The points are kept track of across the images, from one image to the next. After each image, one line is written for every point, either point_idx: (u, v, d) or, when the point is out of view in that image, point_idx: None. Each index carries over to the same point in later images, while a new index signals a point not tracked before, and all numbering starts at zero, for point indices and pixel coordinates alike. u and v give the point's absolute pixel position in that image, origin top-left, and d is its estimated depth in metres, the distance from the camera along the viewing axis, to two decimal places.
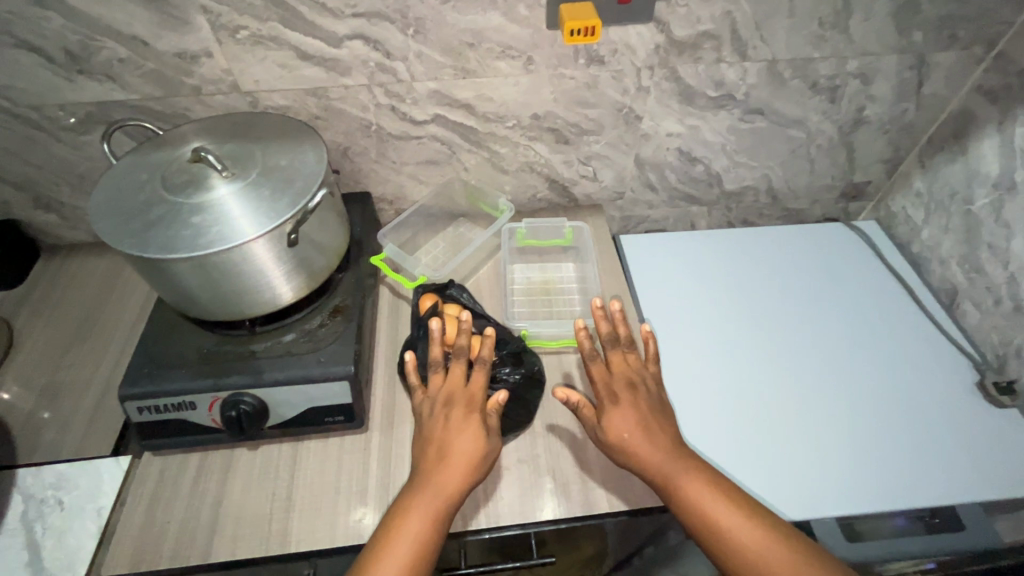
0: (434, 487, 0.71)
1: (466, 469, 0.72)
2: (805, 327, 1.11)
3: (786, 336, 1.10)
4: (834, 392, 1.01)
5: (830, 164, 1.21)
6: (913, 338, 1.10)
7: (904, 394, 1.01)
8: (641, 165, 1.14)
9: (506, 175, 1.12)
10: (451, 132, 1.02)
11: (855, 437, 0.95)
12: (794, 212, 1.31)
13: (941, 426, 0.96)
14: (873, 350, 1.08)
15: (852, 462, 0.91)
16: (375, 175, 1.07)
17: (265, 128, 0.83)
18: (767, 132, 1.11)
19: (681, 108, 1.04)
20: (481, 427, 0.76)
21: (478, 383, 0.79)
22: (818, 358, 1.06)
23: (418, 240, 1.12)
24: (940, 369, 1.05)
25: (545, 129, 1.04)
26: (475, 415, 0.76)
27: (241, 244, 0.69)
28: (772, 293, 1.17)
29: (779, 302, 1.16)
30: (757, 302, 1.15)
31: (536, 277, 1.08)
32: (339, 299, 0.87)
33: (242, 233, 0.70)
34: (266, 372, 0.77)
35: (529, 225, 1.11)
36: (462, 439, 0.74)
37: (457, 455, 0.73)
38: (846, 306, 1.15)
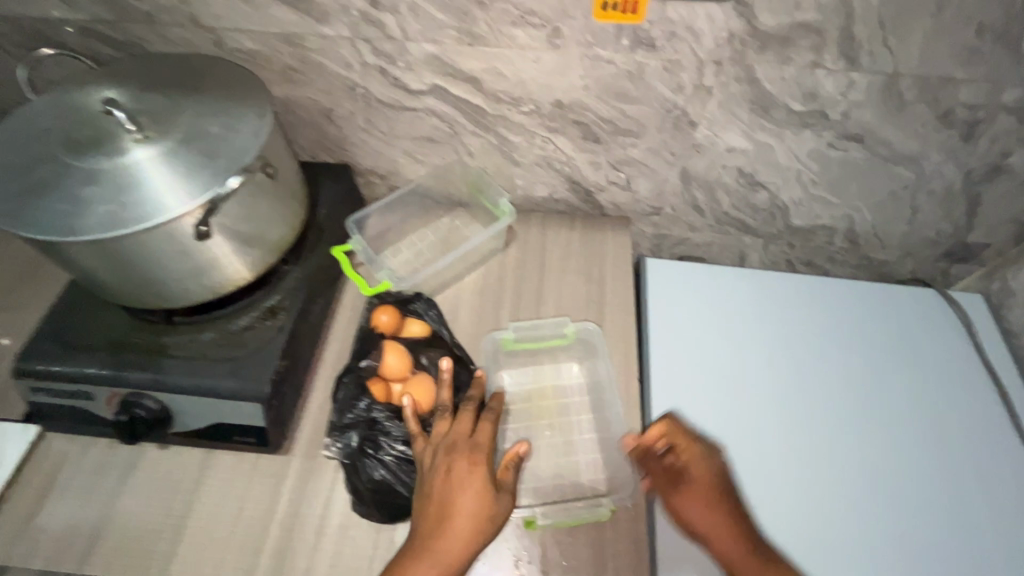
0: (433, 558, 0.57)
1: (475, 532, 0.59)
2: (852, 398, 0.88)
3: (825, 404, 0.87)
4: (864, 477, 0.80)
5: (939, 216, 0.93)
6: (985, 442, 0.85)
7: (947, 504, 0.79)
8: (688, 180, 0.91)
9: (518, 168, 0.92)
10: (453, 108, 0.83)
11: (866, 521, 0.76)
12: (876, 264, 1.04)
13: (979, 558, 0.75)
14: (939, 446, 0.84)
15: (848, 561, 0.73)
16: (363, 146, 0.91)
17: (211, 79, 0.67)
18: (863, 165, 0.85)
19: (751, 119, 0.79)
20: (486, 482, 0.62)
21: (485, 435, 0.66)
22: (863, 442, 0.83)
23: (403, 227, 0.95)
24: (1006, 489, 0.81)
25: (570, 121, 0.83)
26: (480, 468, 0.63)
27: (125, 233, 0.55)
28: (816, 348, 0.93)
29: (822, 359, 0.92)
30: (796, 356, 0.92)
31: (531, 390, 0.81)
32: (276, 298, 0.73)
33: (128, 219, 0.55)
34: (171, 376, 0.66)
35: (517, 329, 0.83)
36: (466, 500, 0.60)
37: (460, 512, 0.60)
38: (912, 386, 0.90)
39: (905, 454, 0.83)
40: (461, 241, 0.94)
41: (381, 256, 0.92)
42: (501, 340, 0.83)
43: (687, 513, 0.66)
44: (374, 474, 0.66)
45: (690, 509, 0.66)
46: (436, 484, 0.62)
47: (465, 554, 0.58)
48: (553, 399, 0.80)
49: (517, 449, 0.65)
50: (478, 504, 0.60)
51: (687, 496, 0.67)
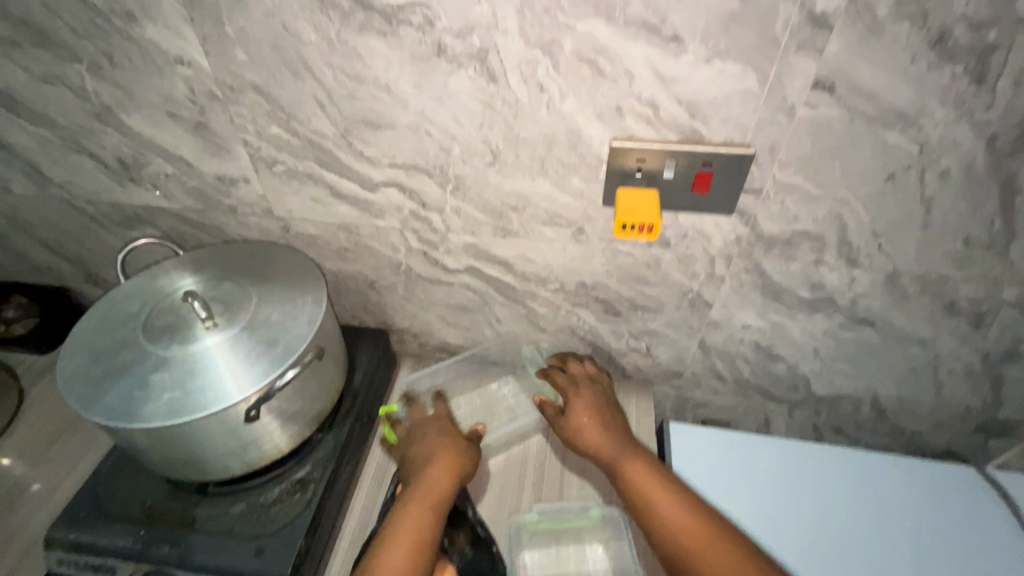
0: (426, 493, 0.73)
1: (451, 471, 0.76)
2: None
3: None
4: None
5: (964, 392, 0.93)
6: None
7: None
8: (706, 350, 0.95)
9: (544, 333, 0.98)
10: (485, 283, 0.91)
11: None
12: (907, 434, 1.02)
13: None
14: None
15: None
16: (400, 311, 0.99)
17: (275, 266, 0.77)
18: (877, 345, 0.88)
19: (764, 302, 0.85)
20: (459, 441, 0.81)
21: (445, 412, 0.87)
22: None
23: (448, 387, 1.00)
24: None
25: (593, 298, 0.90)
26: (453, 432, 0.82)
27: (184, 422, 0.61)
28: (858, 528, 0.90)
29: (872, 548, 0.88)
30: (845, 543, 0.88)
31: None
32: (307, 469, 0.75)
33: (189, 407, 0.61)
34: (196, 553, 0.66)
35: (541, 513, 0.82)
36: (441, 455, 0.78)
37: (442, 463, 0.76)
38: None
39: None
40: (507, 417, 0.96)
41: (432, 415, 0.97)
42: (525, 521, 0.82)
43: (578, 415, 0.84)
44: None
45: (581, 417, 0.84)
46: (421, 453, 0.79)
47: (448, 490, 0.74)
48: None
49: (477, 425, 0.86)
50: (453, 451, 0.78)
51: (574, 412, 0.85)
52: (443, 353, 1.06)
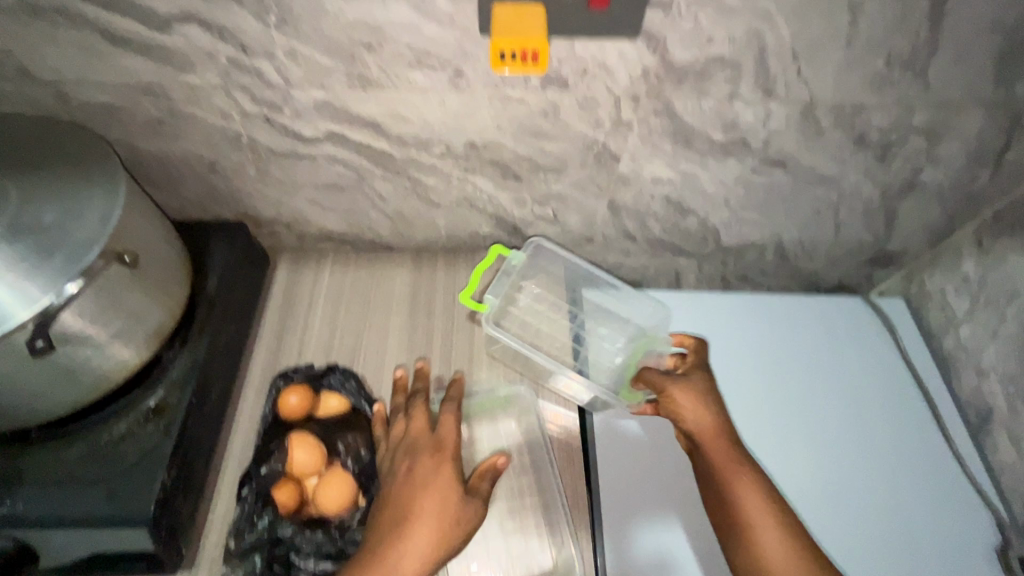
0: (393, 558, 0.54)
1: (437, 534, 0.56)
2: (806, 440, 0.87)
3: (779, 442, 0.87)
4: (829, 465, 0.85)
5: (861, 228, 0.94)
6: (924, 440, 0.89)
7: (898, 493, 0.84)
8: (616, 211, 0.88)
9: (438, 209, 0.86)
10: (355, 154, 0.75)
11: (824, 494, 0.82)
12: (805, 275, 1.06)
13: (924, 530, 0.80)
14: (885, 491, 0.84)
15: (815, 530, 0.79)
16: (261, 198, 0.82)
17: (46, 147, 0.56)
18: (786, 188, 0.84)
19: (674, 150, 0.76)
20: (454, 485, 0.59)
21: (448, 426, 0.64)
22: (816, 489, 0.83)
23: (334, 286, 0.89)
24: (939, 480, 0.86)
25: (486, 161, 0.77)
26: (447, 466, 0.60)
27: None
28: (772, 361, 0.95)
29: (775, 390, 0.92)
30: (748, 389, 0.92)
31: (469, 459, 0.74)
32: (161, 395, 0.63)
33: None
34: (29, 507, 0.55)
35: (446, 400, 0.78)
36: (428, 504, 0.57)
37: (420, 518, 0.56)
38: (862, 422, 0.90)
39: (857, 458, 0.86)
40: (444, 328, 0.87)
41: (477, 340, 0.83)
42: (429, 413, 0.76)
43: (678, 405, 0.73)
44: None
45: (688, 414, 0.72)
46: (398, 485, 0.59)
47: (430, 546, 0.55)
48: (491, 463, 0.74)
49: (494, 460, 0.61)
50: (446, 509, 0.57)
51: (674, 403, 0.73)
52: (327, 244, 0.92)
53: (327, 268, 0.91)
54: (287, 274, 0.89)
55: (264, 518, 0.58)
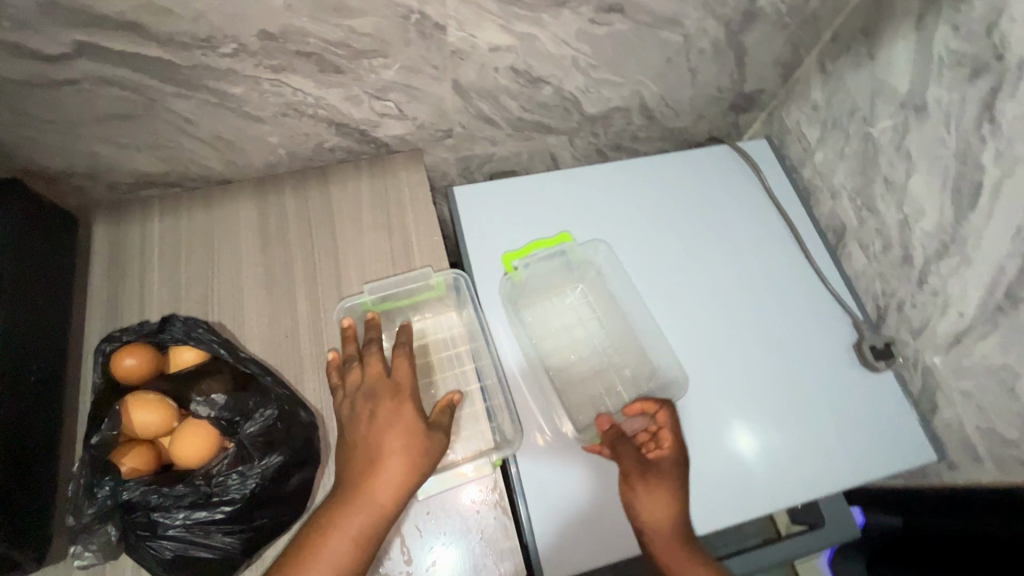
0: (370, 498, 0.57)
1: (410, 471, 0.58)
2: (697, 303, 0.89)
3: (671, 310, 0.89)
4: (723, 300, 0.90)
5: (716, 71, 0.93)
6: (792, 264, 0.95)
7: (779, 314, 0.90)
8: (465, 93, 0.81)
9: (264, 123, 0.76)
10: (127, 68, 0.62)
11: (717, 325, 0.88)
12: (674, 131, 1.06)
13: (795, 342, 0.88)
14: (768, 334, 0.88)
15: (710, 363, 0.85)
16: (37, 145, 0.68)
17: None
18: (631, 37, 0.80)
19: (501, 9, 0.69)
20: (419, 420, 0.61)
21: (403, 370, 0.65)
22: (707, 346, 0.86)
23: (169, 233, 0.78)
24: (808, 296, 0.93)
25: (294, 55, 0.66)
26: (408, 405, 0.62)
27: None
28: (660, 213, 0.97)
29: (663, 258, 0.93)
30: (637, 261, 0.92)
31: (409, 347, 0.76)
32: None
33: None
34: None
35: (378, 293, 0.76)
36: (392, 474, 0.58)
37: (389, 457, 0.58)
38: (745, 272, 0.93)
39: (742, 291, 0.92)
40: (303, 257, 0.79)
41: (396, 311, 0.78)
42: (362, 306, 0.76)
43: (636, 497, 0.71)
44: (165, 553, 0.52)
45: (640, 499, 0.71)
46: (363, 416, 0.61)
47: (396, 502, 0.57)
48: (434, 352, 0.77)
49: (450, 396, 0.67)
50: (411, 440, 0.59)
51: (632, 489, 0.72)
52: (152, 189, 0.80)
53: (155, 216, 0.80)
54: (109, 233, 0.78)
55: (105, 487, 0.52)
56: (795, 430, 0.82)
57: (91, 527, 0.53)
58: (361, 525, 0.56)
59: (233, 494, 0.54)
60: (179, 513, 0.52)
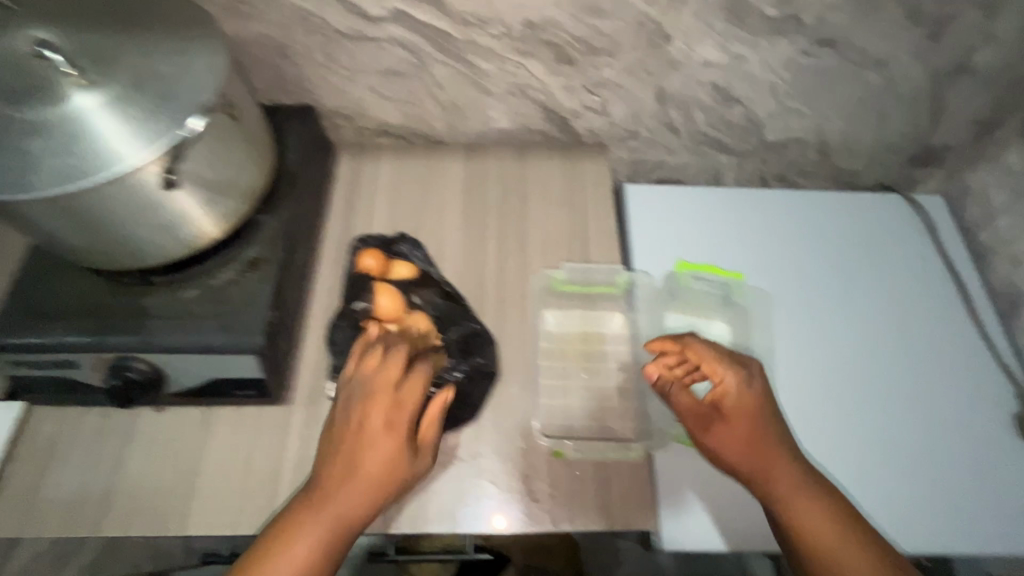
0: (331, 510, 0.57)
1: (375, 493, 0.58)
2: (838, 344, 0.89)
3: (807, 339, 0.89)
4: (865, 346, 0.89)
5: (907, 120, 0.95)
6: (949, 321, 0.93)
7: (927, 369, 0.88)
8: (663, 100, 0.91)
9: (491, 98, 0.90)
10: (418, 35, 0.78)
11: (856, 367, 0.87)
12: (844, 172, 1.08)
13: (942, 398, 0.86)
14: (895, 385, 0.86)
15: (846, 400, 0.84)
16: (325, 85, 0.86)
17: (148, 11, 0.61)
18: (835, 72, 0.85)
19: (726, 29, 0.78)
20: (404, 448, 0.61)
21: (412, 390, 0.63)
22: (828, 385, 0.85)
23: (394, 173, 0.95)
24: (965, 355, 0.90)
25: (541, 43, 0.80)
26: (399, 432, 0.61)
27: (107, 178, 0.52)
28: (812, 248, 0.98)
29: (792, 293, 0.93)
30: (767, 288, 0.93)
31: (574, 329, 0.82)
32: (257, 250, 0.71)
33: (103, 168, 0.52)
34: (157, 336, 0.64)
35: (572, 274, 0.85)
36: (343, 499, 0.58)
37: (364, 475, 0.58)
38: (877, 322, 0.92)
39: (889, 338, 0.90)
40: (498, 213, 0.91)
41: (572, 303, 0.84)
42: (553, 279, 0.85)
43: (720, 442, 0.66)
44: None
45: (728, 444, 0.66)
46: (348, 420, 0.62)
47: (354, 521, 0.58)
48: (592, 342, 0.81)
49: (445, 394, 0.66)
50: (389, 466, 0.60)
51: (714, 433, 0.67)
52: (383, 138, 0.97)
53: (385, 159, 0.96)
54: (349, 164, 0.95)
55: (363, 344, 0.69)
56: (931, 489, 0.79)
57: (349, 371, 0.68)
58: (325, 533, 0.56)
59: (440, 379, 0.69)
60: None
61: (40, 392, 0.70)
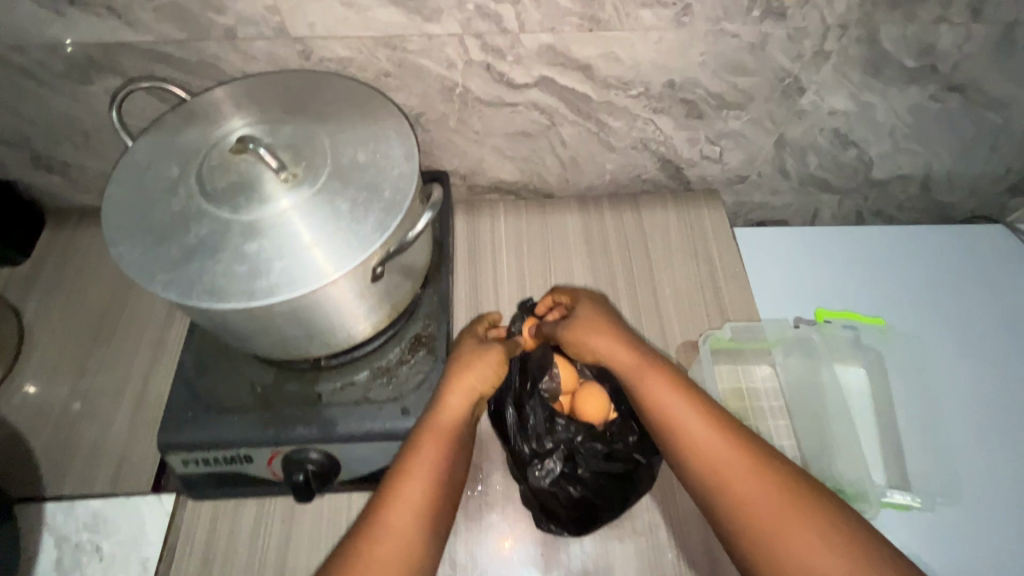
0: (404, 498, 0.55)
1: (438, 461, 0.57)
2: (985, 389, 0.86)
3: (954, 386, 0.86)
4: (1010, 389, 0.86)
5: (1013, 154, 0.96)
6: None
7: None
8: (781, 146, 0.91)
9: (612, 153, 0.89)
10: (557, 98, 0.79)
11: (1008, 413, 0.83)
12: (941, 205, 1.07)
13: None
14: None
15: (1005, 450, 0.80)
16: (449, 147, 0.85)
17: (328, 98, 0.61)
18: (956, 114, 0.87)
19: (861, 80, 0.80)
20: (461, 367, 0.63)
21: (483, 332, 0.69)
22: (983, 433, 0.82)
23: (509, 231, 0.93)
24: None
25: (678, 100, 0.80)
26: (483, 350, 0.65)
27: (331, 278, 0.50)
28: (936, 286, 0.95)
29: (925, 337, 0.90)
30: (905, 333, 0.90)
31: (725, 385, 0.81)
32: (422, 326, 0.69)
33: (326, 268, 0.50)
34: (339, 425, 0.62)
35: (733, 330, 0.82)
36: (428, 454, 0.57)
37: (423, 453, 0.57)
38: (1020, 368, 0.87)
39: None
40: (622, 268, 0.90)
41: (721, 359, 0.83)
42: (714, 338, 0.82)
43: (581, 343, 0.68)
44: (571, 491, 0.63)
45: (587, 345, 0.67)
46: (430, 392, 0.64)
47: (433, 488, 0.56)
48: (747, 399, 0.80)
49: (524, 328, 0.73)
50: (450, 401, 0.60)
51: (572, 335, 0.69)
52: (494, 195, 0.96)
53: (500, 216, 0.95)
54: (465, 223, 0.94)
55: (560, 423, 0.64)
56: None
57: (542, 455, 0.63)
58: (405, 521, 0.54)
59: (628, 454, 0.65)
60: (594, 459, 0.64)
61: (199, 487, 0.67)
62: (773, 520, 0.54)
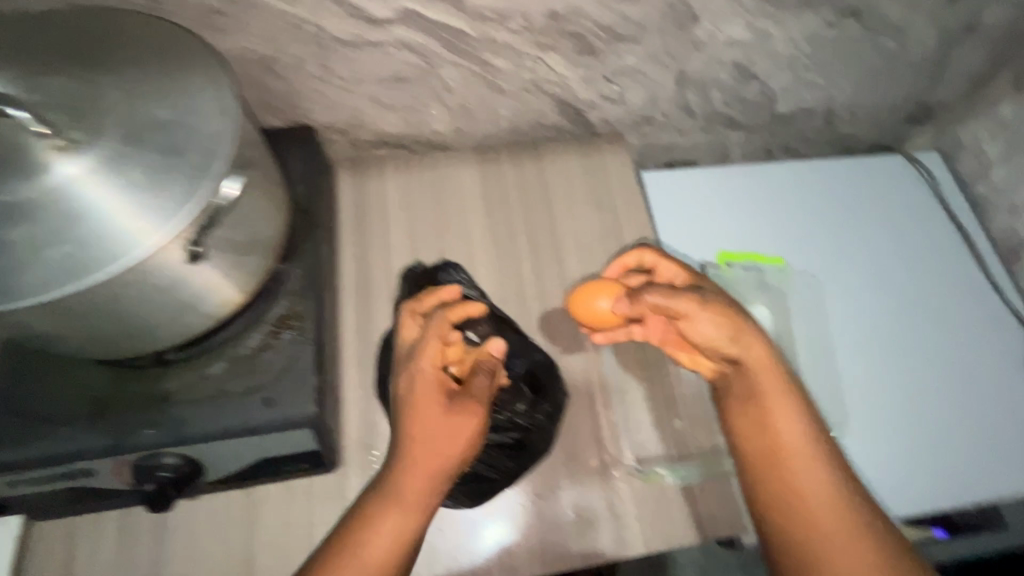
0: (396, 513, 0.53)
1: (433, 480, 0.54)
2: (866, 320, 0.89)
3: (840, 319, 0.88)
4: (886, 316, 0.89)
5: (911, 81, 0.95)
6: (956, 284, 0.94)
7: (946, 333, 0.89)
8: (683, 83, 0.85)
9: (504, 97, 0.81)
10: (428, 35, 0.70)
11: (885, 342, 0.87)
12: (845, 138, 1.06)
13: (963, 359, 0.87)
14: (919, 352, 0.87)
15: (879, 376, 0.84)
16: (316, 99, 0.75)
17: (123, 42, 0.50)
18: (853, 42, 0.84)
19: (754, 5, 0.76)
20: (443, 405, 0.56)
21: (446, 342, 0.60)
22: (861, 362, 0.85)
23: (399, 191, 0.85)
24: (979, 318, 0.91)
25: (564, 33, 0.73)
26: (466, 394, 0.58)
27: (126, 264, 0.42)
28: (830, 221, 0.96)
29: (820, 275, 0.91)
30: (806, 275, 0.91)
31: None
32: (286, 305, 0.62)
33: (118, 251, 0.42)
34: (189, 424, 0.55)
35: None
36: (419, 472, 0.54)
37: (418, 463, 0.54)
38: (900, 299, 0.91)
39: (912, 306, 0.91)
40: (523, 224, 0.84)
41: None
42: None
43: (699, 330, 0.59)
44: None
45: (701, 332, 0.59)
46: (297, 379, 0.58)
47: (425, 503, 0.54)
48: None
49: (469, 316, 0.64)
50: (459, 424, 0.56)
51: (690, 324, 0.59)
52: (383, 149, 0.86)
53: (388, 174, 0.86)
54: (350, 185, 0.85)
55: None
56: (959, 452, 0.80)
57: None
58: (395, 535, 0.52)
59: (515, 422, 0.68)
60: None
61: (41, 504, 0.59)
62: (824, 510, 0.54)
